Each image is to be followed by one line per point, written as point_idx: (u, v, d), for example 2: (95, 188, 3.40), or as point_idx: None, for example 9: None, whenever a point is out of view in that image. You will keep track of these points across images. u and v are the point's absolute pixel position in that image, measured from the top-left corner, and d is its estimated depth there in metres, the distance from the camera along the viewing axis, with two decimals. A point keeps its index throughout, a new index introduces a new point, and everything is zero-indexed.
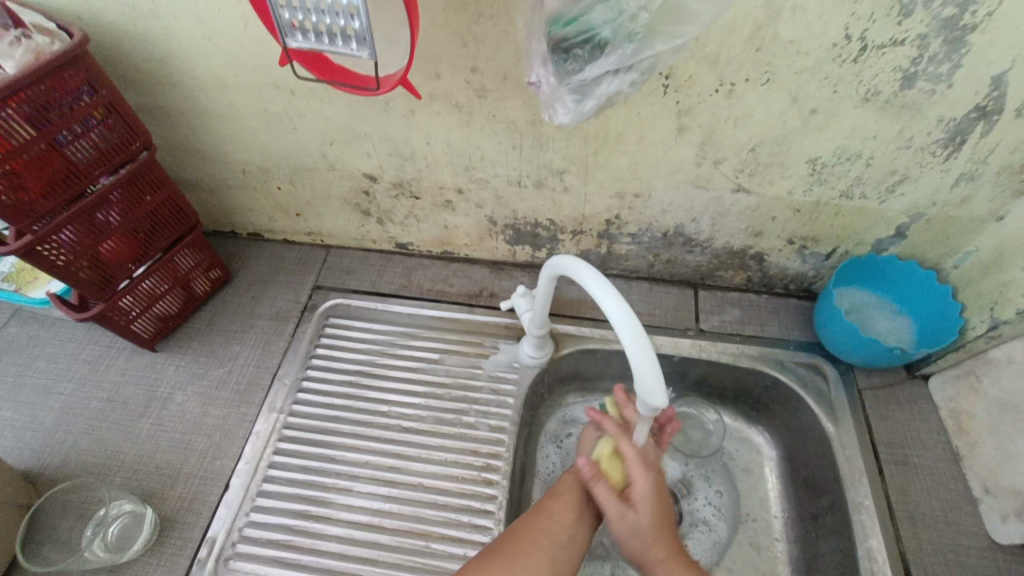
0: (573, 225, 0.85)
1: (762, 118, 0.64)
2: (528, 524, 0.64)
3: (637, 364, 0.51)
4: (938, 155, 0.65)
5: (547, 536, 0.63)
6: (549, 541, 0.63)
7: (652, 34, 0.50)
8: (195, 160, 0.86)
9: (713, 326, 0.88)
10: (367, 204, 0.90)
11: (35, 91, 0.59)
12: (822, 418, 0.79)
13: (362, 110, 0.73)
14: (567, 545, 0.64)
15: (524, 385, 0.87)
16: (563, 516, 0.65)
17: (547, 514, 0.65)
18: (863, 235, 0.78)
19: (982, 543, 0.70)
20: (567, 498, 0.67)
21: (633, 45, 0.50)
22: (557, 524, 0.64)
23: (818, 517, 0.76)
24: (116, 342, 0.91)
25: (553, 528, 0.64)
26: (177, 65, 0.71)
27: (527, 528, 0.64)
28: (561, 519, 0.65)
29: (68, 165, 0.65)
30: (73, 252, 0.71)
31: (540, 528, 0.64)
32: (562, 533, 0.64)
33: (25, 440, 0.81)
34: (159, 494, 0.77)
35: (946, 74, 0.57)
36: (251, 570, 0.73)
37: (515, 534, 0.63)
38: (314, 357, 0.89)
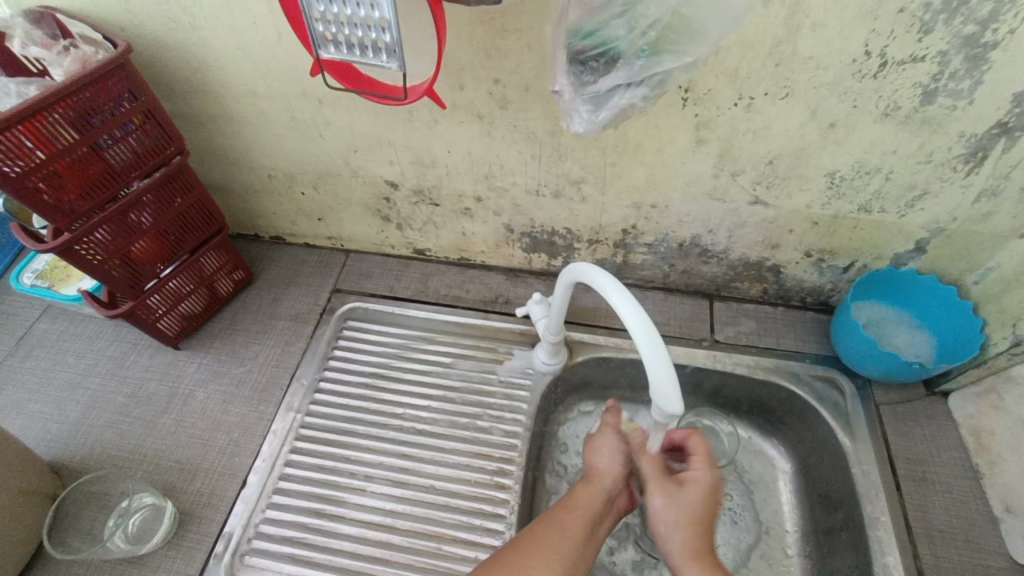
0: (590, 234, 0.86)
1: (780, 132, 0.65)
2: (535, 538, 0.61)
3: (652, 371, 0.52)
4: (958, 170, 0.64)
5: (555, 551, 0.60)
6: (559, 557, 0.59)
7: (663, 49, 0.51)
8: (223, 165, 0.89)
9: (728, 337, 0.88)
10: (387, 210, 0.92)
11: (80, 97, 0.62)
12: (837, 432, 0.79)
13: (386, 118, 0.75)
14: (576, 565, 0.60)
15: (538, 391, 0.87)
16: (574, 532, 0.62)
17: (557, 528, 0.62)
18: (881, 249, 0.77)
19: (1003, 563, 0.69)
20: (578, 513, 0.64)
21: (653, 59, 0.51)
22: (566, 539, 0.61)
23: (833, 532, 0.75)
24: (141, 339, 0.94)
25: (563, 544, 0.60)
26: (211, 74, 0.74)
27: (533, 543, 0.60)
28: (570, 534, 0.61)
29: (107, 168, 0.68)
30: (106, 251, 0.74)
31: (549, 544, 0.60)
32: (572, 551, 0.60)
33: (53, 432, 0.84)
34: (179, 488, 0.79)
35: (966, 90, 0.57)
36: (265, 566, 0.74)
37: (519, 551, 0.59)
38: (331, 359, 0.91)
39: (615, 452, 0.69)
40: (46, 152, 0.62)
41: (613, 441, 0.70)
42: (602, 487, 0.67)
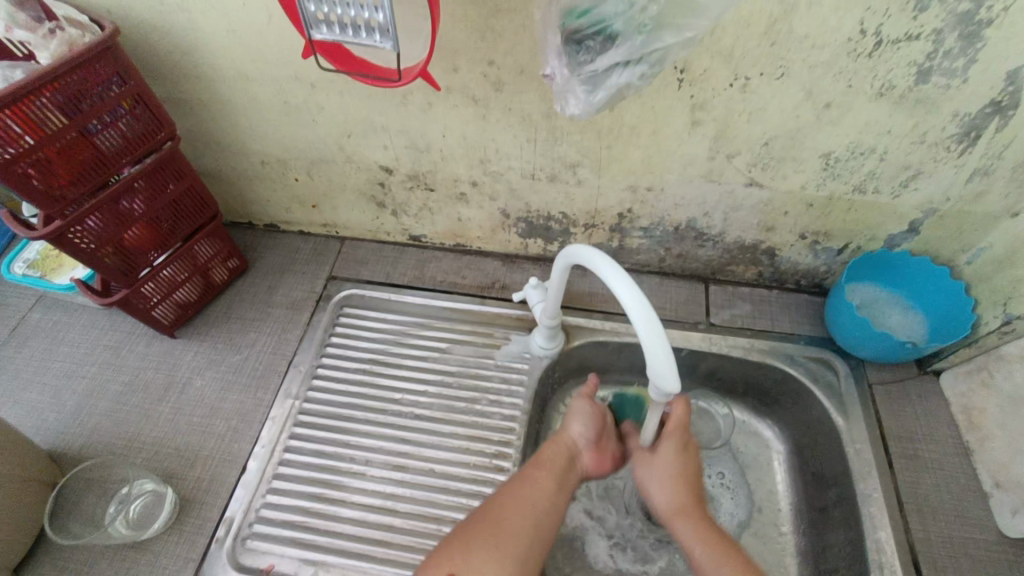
0: (585, 218, 0.86)
1: (776, 112, 0.64)
2: (507, 493, 0.65)
3: (651, 356, 0.52)
4: (952, 149, 0.65)
5: (526, 501, 0.64)
6: (531, 510, 0.64)
7: (661, 26, 0.51)
8: (215, 152, 0.88)
9: (724, 320, 0.89)
10: (382, 196, 0.91)
11: (68, 81, 0.61)
12: (831, 412, 0.80)
13: (379, 102, 0.74)
14: (549, 513, 0.64)
15: (535, 375, 0.88)
16: (545, 484, 0.66)
17: (527, 482, 0.66)
18: (875, 230, 0.78)
19: (991, 536, 0.70)
20: (547, 468, 0.68)
21: (653, 36, 0.51)
22: (538, 491, 0.65)
23: (827, 510, 0.77)
24: (136, 328, 0.94)
25: (535, 495, 0.65)
26: (200, 58, 0.73)
27: (506, 496, 0.65)
28: (540, 486, 0.66)
29: (97, 154, 0.67)
30: (99, 239, 0.73)
31: (523, 498, 0.64)
32: (544, 500, 0.65)
33: (50, 422, 0.84)
34: (179, 475, 0.79)
35: (961, 69, 0.57)
36: (268, 549, 0.74)
37: (493, 504, 0.64)
38: (328, 345, 0.91)
39: (582, 421, 0.72)
40: (35, 137, 0.61)
41: (580, 408, 0.73)
42: (568, 448, 0.71)
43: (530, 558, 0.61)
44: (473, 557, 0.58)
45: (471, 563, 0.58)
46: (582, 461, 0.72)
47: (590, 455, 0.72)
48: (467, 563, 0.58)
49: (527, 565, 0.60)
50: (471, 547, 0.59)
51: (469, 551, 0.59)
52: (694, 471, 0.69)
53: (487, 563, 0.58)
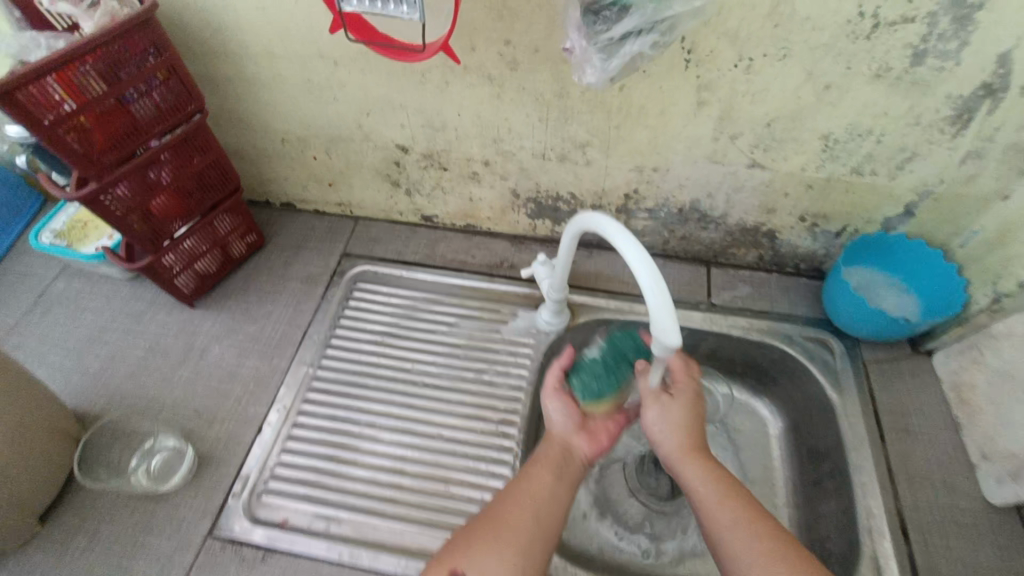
0: (593, 199, 0.89)
1: (778, 93, 0.68)
2: (505, 490, 0.63)
3: (658, 323, 0.56)
4: (946, 132, 0.68)
5: (524, 495, 0.61)
6: (531, 498, 0.61)
7: None
8: (238, 129, 0.92)
9: (724, 300, 0.92)
10: (397, 175, 0.94)
11: (108, 49, 0.65)
12: (826, 389, 0.83)
13: (399, 80, 0.77)
14: (551, 501, 0.61)
15: (541, 350, 0.91)
16: (542, 474, 0.64)
17: (525, 476, 0.64)
18: (872, 213, 0.81)
19: (977, 506, 0.73)
20: (543, 462, 0.66)
21: (665, 5, 0.54)
22: (537, 485, 0.62)
23: (821, 482, 0.80)
24: (157, 298, 0.97)
25: (534, 488, 0.62)
26: (228, 35, 0.77)
27: (504, 493, 0.62)
28: (539, 479, 0.63)
29: (132, 121, 0.71)
30: (127, 206, 0.77)
31: (522, 489, 0.62)
32: (543, 490, 0.62)
33: (74, 382, 0.87)
34: (198, 434, 0.83)
35: (954, 51, 0.60)
36: (282, 505, 0.78)
37: (493, 503, 0.62)
38: (342, 317, 0.95)
39: (559, 406, 0.70)
40: (76, 102, 0.64)
41: (549, 400, 0.71)
42: (560, 440, 0.68)
43: (536, 552, 0.57)
44: (472, 552, 0.55)
45: (471, 558, 0.55)
46: (575, 445, 0.68)
47: (579, 439, 0.68)
48: (467, 557, 0.55)
49: (533, 559, 0.56)
50: (470, 542, 0.56)
51: (469, 547, 0.56)
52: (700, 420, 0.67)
53: (488, 559, 0.55)
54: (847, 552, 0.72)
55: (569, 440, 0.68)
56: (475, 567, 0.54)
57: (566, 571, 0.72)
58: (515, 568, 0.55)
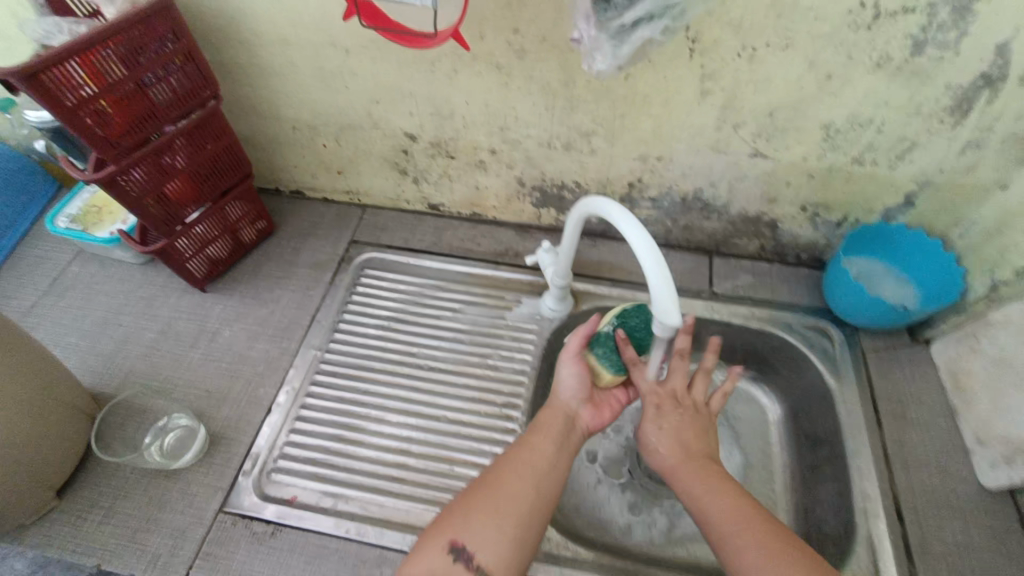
0: (598, 188, 0.90)
1: (780, 83, 0.69)
2: (506, 459, 0.65)
3: (659, 308, 0.57)
4: (945, 122, 0.69)
5: (524, 465, 0.64)
6: (531, 471, 0.64)
7: None
8: (249, 116, 0.94)
9: (726, 289, 0.93)
10: (404, 163, 0.96)
11: (128, 35, 0.67)
12: (825, 375, 0.85)
13: (408, 68, 0.79)
14: (550, 475, 0.64)
15: (544, 336, 0.93)
16: (543, 447, 0.66)
17: (526, 447, 0.66)
18: (872, 203, 0.82)
19: (972, 491, 0.75)
20: (545, 433, 0.68)
21: None
22: (536, 457, 0.65)
23: (818, 467, 0.81)
24: (169, 282, 0.99)
25: (534, 459, 0.65)
26: (242, 23, 0.78)
27: (504, 462, 0.65)
28: (540, 450, 0.66)
29: (149, 106, 0.73)
30: (142, 189, 0.78)
31: (522, 462, 0.64)
32: (542, 463, 0.65)
33: (89, 363, 0.90)
34: (210, 414, 0.85)
35: (953, 41, 0.61)
36: (291, 483, 0.80)
37: (492, 471, 0.64)
38: (350, 302, 0.97)
39: (573, 378, 0.71)
40: (97, 86, 0.66)
41: (566, 367, 0.71)
42: (565, 410, 0.71)
43: (533, 522, 0.60)
44: (473, 522, 0.58)
45: (471, 528, 0.57)
46: (581, 420, 0.71)
47: (586, 414, 0.71)
48: (468, 526, 0.57)
49: (530, 530, 0.59)
50: (471, 512, 0.59)
51: (470, 517, 0.59)
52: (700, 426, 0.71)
53: (488, 530, 0.57)
54: (843, 534, 0.74)
55: (575, 410, 0.71)
56: (475, 536, 0.57)
57: (567, 549, 0.74)
58: (513, 539, 0.58)
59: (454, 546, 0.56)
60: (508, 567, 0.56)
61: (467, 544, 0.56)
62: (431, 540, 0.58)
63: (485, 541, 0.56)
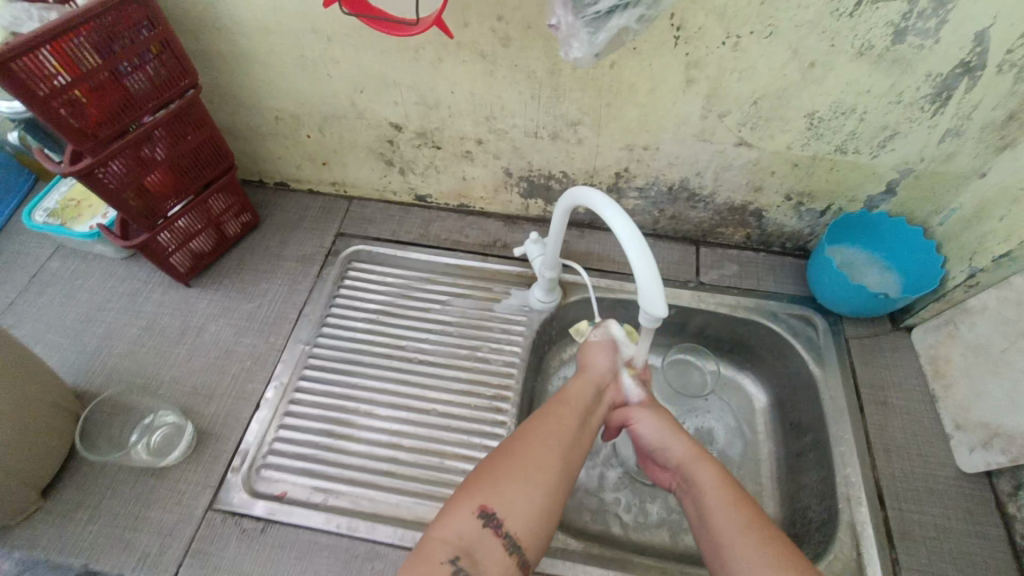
0: (585, 178, 0.90)
1: (764, 71, 0.69)
2: (534, 427, 0.64)
3: (644, 297, 0.58)
4: (925, 110, 0.70)
5: (553, 434, 0.63)
6: (558, 440, 0.62)
7: None
8: (231, 107, 0.92)
9: (712, 279, 0.94)
10: (390, 154, 0.95)
11: (101, 21, 0.65)
12: (808, 362, 0.86)
13: (392, 57, 0.78)
14: (576, 446, 0.64)
15: (533, 327, 0.93)
16: (569, 419, 0.65)
17: (554, 417, 0.65)
18: (855, 192, 0.83)
19: (950, 473, 0.77)
20: (572, 405, 0.67)
21: None
22: (564, 427, 0.64)
23: (803, 453, 0.83)
24: (152, 277, 0.98)
25: (562, 430, 0.64)
26: (221, 10, 0.77)
27: (532, 429, 0.63)
28: (567, 421, 0.65)
29: (126, 96, 0.71)
30: (121, 182, 0.77)
31: (551, 431, 0.63)
32: (569, 433, 0.64)
33: (72, 360, 0.88)
34: (197, 410, 0.84)
35: (933, 29, 0.62)
36: (280, 477, 0.79)
37: (520, 437, 0.62)
38: (337, 296, 0.96)
39: (607, 354, 0.73)
40: (70, 76, 0.65)
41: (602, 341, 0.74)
42: (595, 381, 0.71)
43: (560, 492, 0.60)
44: (503, 491, 0.57)
45: (501, 496, 0.57)
46: (607, 394, 0.72)
47: (614, 388, 0.73)
48: (497, 494, 0.57)
49: (556, 498, 0.59)
50: (501, 480, 0.58)
51: (499, 484, 0.58)
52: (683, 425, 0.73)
53: (517, 498, 0.57)
54: (826, 517, 0.75)
55: (603, 383, 0.72)
56: (505, 504, 0.57)
57: (557, 538, 0.75)
58: (541, 507, 0.58)
59: (484, 513, 0.56)
60: (535, 534, 0.57)
61: (497, 511, 0.56)
62: (456, 506, 0.57)
63: (515, 509, 0.56)
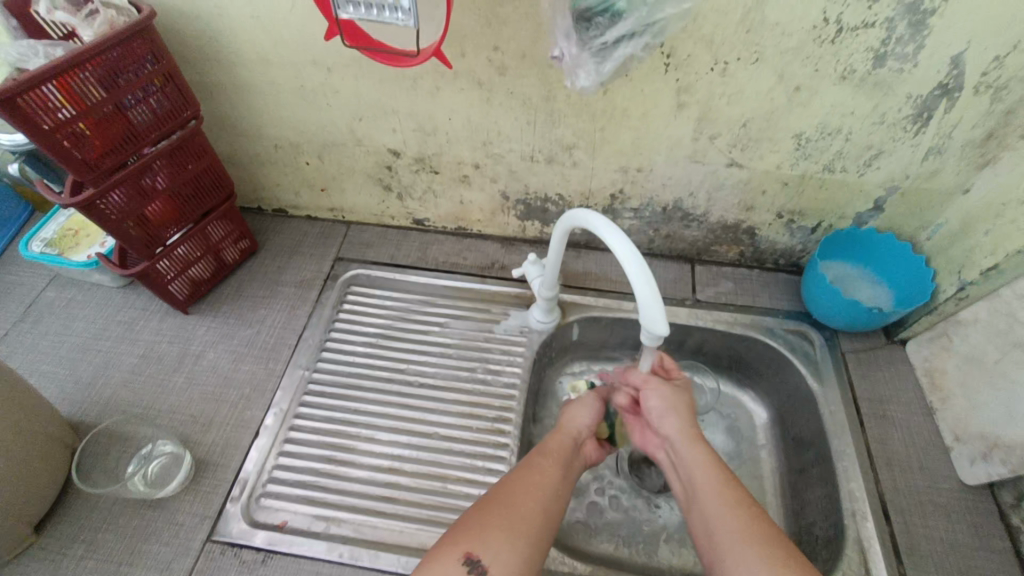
0: (580, 199, 0.92)
1: (752, 96, 0.72)
2: (518, 477, 0.65)
3: (645, 315, 0.58)
4: (908, 130, 0.72)
5: (535, 484, 0.64)
6: (541, 491, 0.63)
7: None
8: (231, 136, 0.94)
9: (708, 296, 0.95)
10: (388, 179, 0.97)
11: (108, 56, 0.66)
12: (807, 377, 0.86)
13: (391, 86, 0.80)
14: (558, 498, 0.64)
15: (533, 348, 0.93)
16: (552, 470, 0.66)
17: (536, 468, 0.66)
18: (844, 209, 0.85)
19: (953, 485, 0.77)
20: (553, 456, 0.69)
21: (657, 7, 0.57)
22: (546, 477, 0.65)
23: (806, 469, 0.83)
24: (150, 305, 0.97)
25: (545, 480, 0.65)
26: (223, 43, 0.79)
27: (515, 479, 0.64)
28: (549, 472, 0.66)
29: (129, 127, 0.72)
30: (122, 211, 0.77)
31: (533, 481, 0.64)
32: (552, 484, 0.65)
33: (67, 391, 0.87)
34: (195, 439, 0.83)
35: (911, 54, 0.64)
36: (281, 507, 0.78)
37: (504, 487, 0.63)
38: (336, 321, 0.96)
39: (585, 411, 0.76)
40: (75, 109, 0.66)
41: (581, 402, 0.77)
42: (571, 436, 0.73)
43: (542, 543, 0.59)
44: (488, 537, 0.56)
45: (486, 542, 0.56)
46: (586, 449, 0.74)
47: (591, 444, 0.75)
48: (483, 540, 0.56)
49: (541, 548, 0.59)
50: (485, 527, 0.57)
51: (484, 532, 0.57)
52: (689, 404, 0.71)
53: (502, 546, 0.56)
54: (833, 533, 0.75)
55: (582, 438, 0.74)
56: (491, 552, 0.55)
57: (564, 562, 0.74)
58: (525, 555, 0.57)
59: (470, 559, 0.54)
60: None
61: (482, 557, 0.54)
62: (441, 553, 0.56)
63: (501, 556, 0.55)
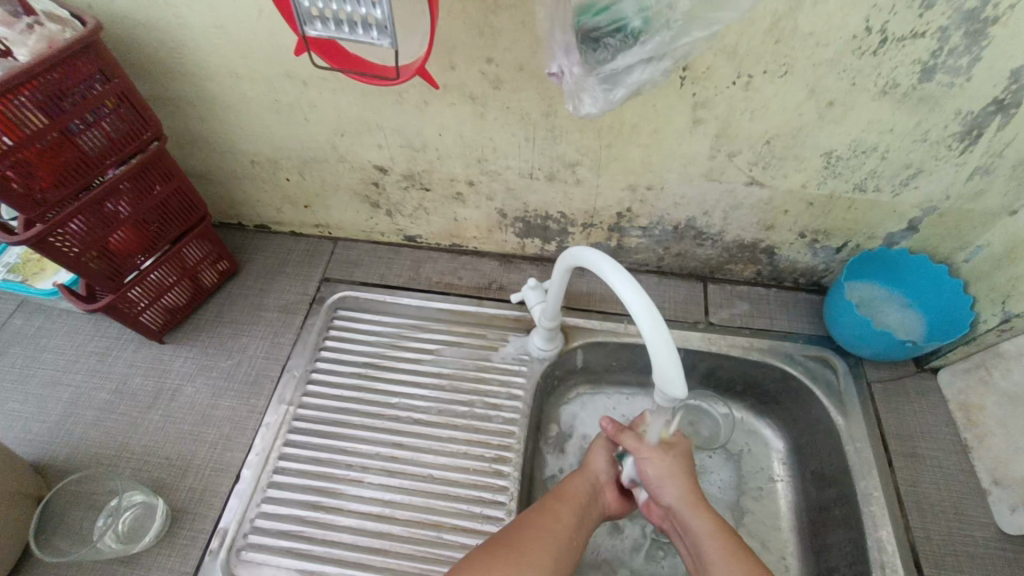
0: (584, 218, 0.85)
1: (778, 111, 0.64)
2: (536, 520, 0.62)
3: (662, 376, 0.52)
4: (953, 148, 0.65)
5: (546, 535, 0.61)
6: (553, 542, 0.61)
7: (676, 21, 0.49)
8: (202, 151, 0.86)
9: (723, 319, 0.88)
10: (376, 196, 0.89)
11: (47, 79, 0.59)
12: (831, 411, 0.79)
13: (374, 101, 0.72)
14: (569, 550, 0.62)
15: (534, 378, 0.86)
16: (567, 518, 0.64)
17: (550, 512, 0.64)
18: (874, 229, 0.78)
19: (989, 533, 0.71)
20: (573, 502, 0.66)
21: (669, 30, 0.49)
22: (559, 524, 0.63)
23: (827, 510, 0.77)
24: (123, 333, 0.91)
25: (559, 529, 0.62)
26: (186, 54, 0.71)
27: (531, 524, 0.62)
28: (564, 518, 0.64)
29: (80, 154, 0.65)
30: (83, 243, 0.70)
31: (547, 530, 0.61)
32: (566, 533, 0.62)
33: (33, 432, 0.81)
34: (171, 485, 0.77)
35: (965, 67, 0.57)
36: (264, 561, 0.73)
37: (520, 531, 0.61)
38: (323, 349, 0.89)
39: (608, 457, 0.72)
40: (13, 138, 0.58)
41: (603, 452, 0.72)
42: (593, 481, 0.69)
43: None
44: None
45: None
46: (604, 496, 0.70)
47: (613, 494, 0.71)
48: None
49: None
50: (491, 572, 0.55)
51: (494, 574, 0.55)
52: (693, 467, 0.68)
53: None
54: None
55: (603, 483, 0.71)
56: None
57: None
58: None
59: None
60: None
61: None
62: None
63: None
